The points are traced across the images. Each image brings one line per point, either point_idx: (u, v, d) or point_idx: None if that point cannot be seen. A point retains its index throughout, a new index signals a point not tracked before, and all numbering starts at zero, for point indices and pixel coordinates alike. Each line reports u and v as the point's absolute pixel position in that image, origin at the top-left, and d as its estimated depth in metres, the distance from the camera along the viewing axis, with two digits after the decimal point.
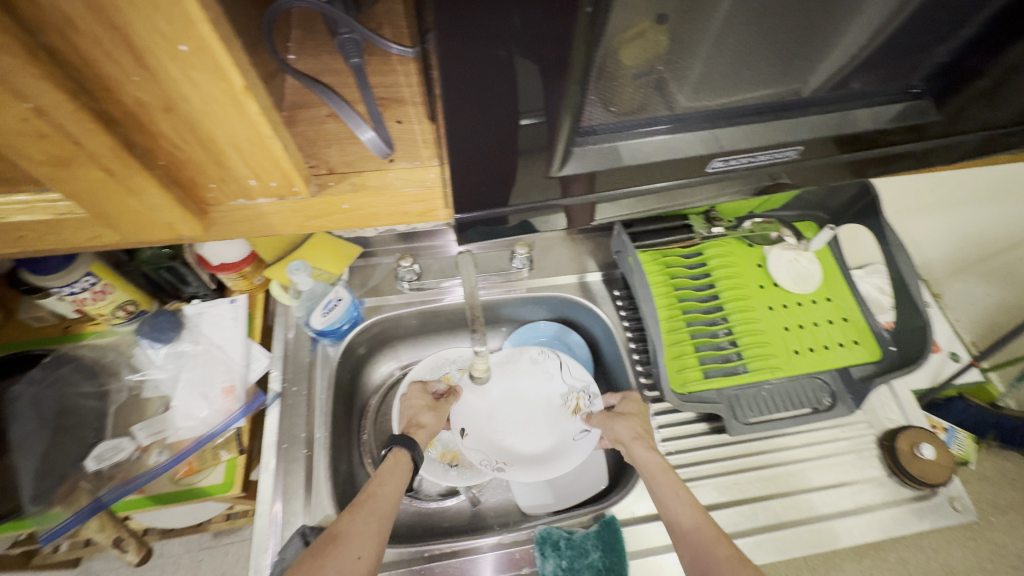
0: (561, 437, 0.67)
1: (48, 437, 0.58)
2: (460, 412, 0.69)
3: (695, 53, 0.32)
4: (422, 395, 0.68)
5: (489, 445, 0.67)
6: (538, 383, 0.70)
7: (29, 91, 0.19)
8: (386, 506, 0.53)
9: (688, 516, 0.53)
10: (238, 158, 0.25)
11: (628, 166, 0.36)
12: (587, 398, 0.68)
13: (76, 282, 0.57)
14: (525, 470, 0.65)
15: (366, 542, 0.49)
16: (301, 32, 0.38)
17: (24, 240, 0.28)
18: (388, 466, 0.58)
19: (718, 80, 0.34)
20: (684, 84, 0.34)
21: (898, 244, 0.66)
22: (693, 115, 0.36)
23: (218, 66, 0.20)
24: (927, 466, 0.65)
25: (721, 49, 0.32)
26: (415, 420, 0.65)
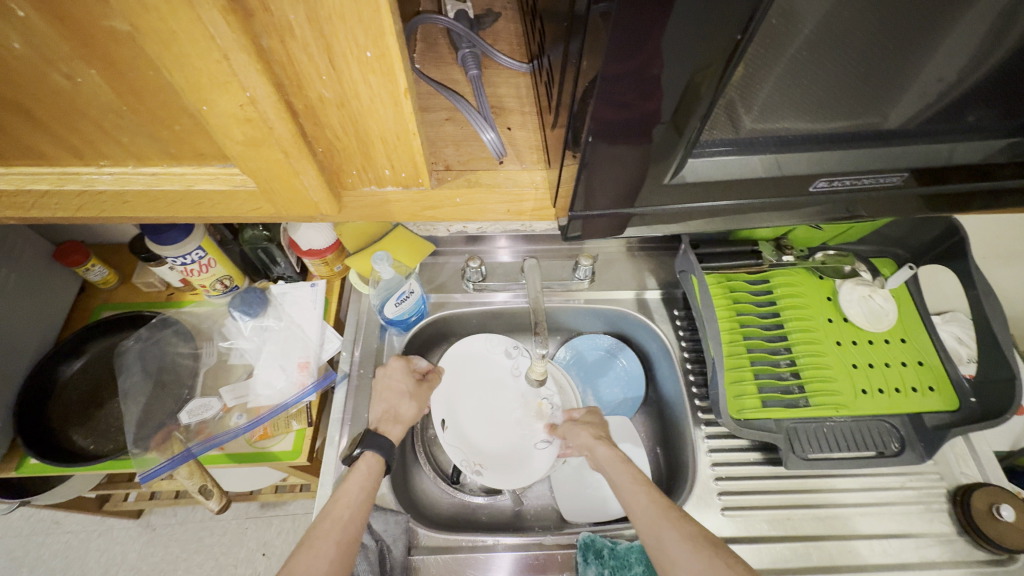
0: (523, 444, 0.68)
1: (150, 389, 0.66)
2: (440, 403, 0.69)
3: (766, 76, 0.30)
4: (403, 378, 0.65)
5: (466, 444, 0.67)
6: (506, 387, 0.72)
7: (248, 82, 0.23)
8: (352, 530, 0.52)
9: (642, 504, 0.53)
10: (382, 150, 0.29)
11: (694, 184, 0.35)
12: (551, 406, 0.70)
13: (189, 254, 0.63)
14: (500, 475, 0.66)
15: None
16: (424, 44, 0.44)
17: (200, 208, 0.33)
18: (357, 477, 0.56)
19: (788, 110, 0.32)
20: (752, 107, 0.32)
21: (988, 291, 0.62)
22: (760, 136, 0.34)
23: (391, 71, 0.24)
24: (1006, 530, 0.61)
25: (793, 80, 0.30)
26: (392, 411, 0.63)
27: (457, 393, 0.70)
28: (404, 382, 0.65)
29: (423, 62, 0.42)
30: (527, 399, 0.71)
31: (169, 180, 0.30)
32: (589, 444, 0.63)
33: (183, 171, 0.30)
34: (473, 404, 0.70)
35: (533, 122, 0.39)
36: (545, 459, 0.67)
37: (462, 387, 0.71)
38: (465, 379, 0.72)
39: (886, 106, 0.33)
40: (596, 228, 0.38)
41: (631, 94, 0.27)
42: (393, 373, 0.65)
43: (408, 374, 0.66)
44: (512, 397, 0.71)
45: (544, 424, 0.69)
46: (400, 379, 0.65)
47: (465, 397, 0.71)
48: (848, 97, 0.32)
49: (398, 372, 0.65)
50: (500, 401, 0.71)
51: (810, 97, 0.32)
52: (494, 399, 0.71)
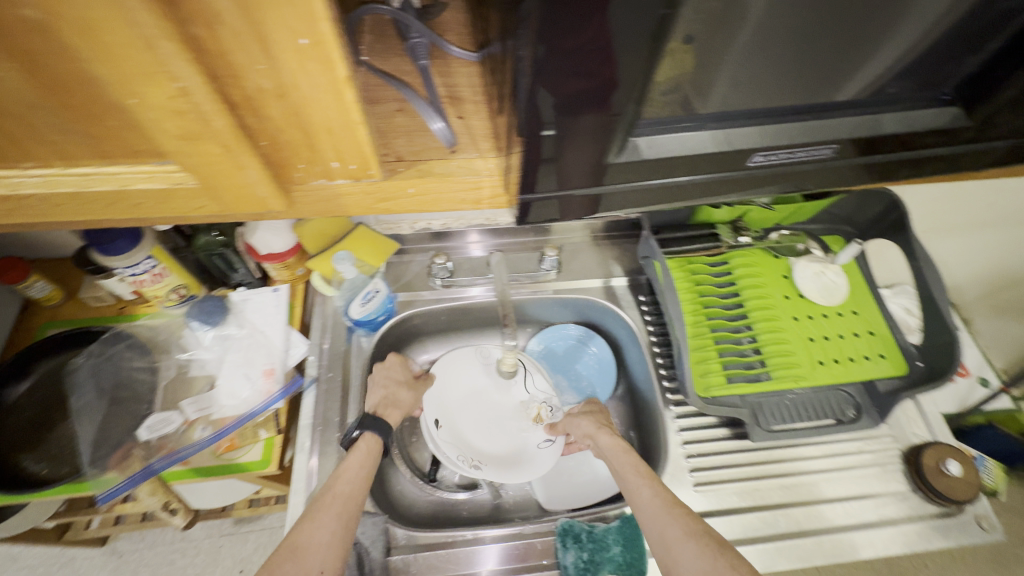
0: (524, 443, 0.69)
1: (105, 407, 0.63)
2: (434, 404, 0.69)
3: (716, 69, 0.32)
4: (401, 370, 0.68)
5: (461, 443, 0.67)
6: (501, 391, 0.72)
7: (178, 73, 0.22)
8: (351, 505, 0.53)
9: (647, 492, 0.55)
10: (328, 142, 0.29)
11: (649, 161, 0.36)
12: (548, 408, 0.71)
13: (139, 264, 0.61)
14: (500, 470, 0.65)
15: (328, 553, 0.49)
16: (372, 36, 0.43)
17: (139, 208, 0.31)
18: (356, 457, 0.58)
19: (739, 95, 0.34)
20: (707, 98, 0.34)
21: (927, 260, 0.66)
22: (719, 115, 0.35)
23: (329, 59, 0.23)
24: (954, 483, 0.65)
25: (744, 70, 0.32)
26: (390, 398, 0.65)
27: (448, 395, 0.71)
28: (402, 374, 0.69)
29: (370, 54, 0.42)
30: (522, 404, 0.71)
31: (102, 179, 0.29)
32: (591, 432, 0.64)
33: (116, 170, 0.28)
34: (468, 406, 0.71)
35: (485, 112, 0.39)
36: (548, 457, 0.68)
37: (455, 392, 0.71)
38: (455, 384, 0.72)
39: (824, 86, 0.34)
40: (552, 209, 0.39)
41: (571, 66, 0.27)
42: (392, 367, 0.68)
43: (406, 368, 0.70)
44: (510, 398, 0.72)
45: (542, 426, 0.70)
46: (399, 372, 0.68)
47: (458, 400, 0.71)
48: (791, 79, 0.33)
49: (398, 368, 0.68)
50: (496, 405, 0.71)
51: (759, 80, 0.33)
52: (490, 401, 0.71)
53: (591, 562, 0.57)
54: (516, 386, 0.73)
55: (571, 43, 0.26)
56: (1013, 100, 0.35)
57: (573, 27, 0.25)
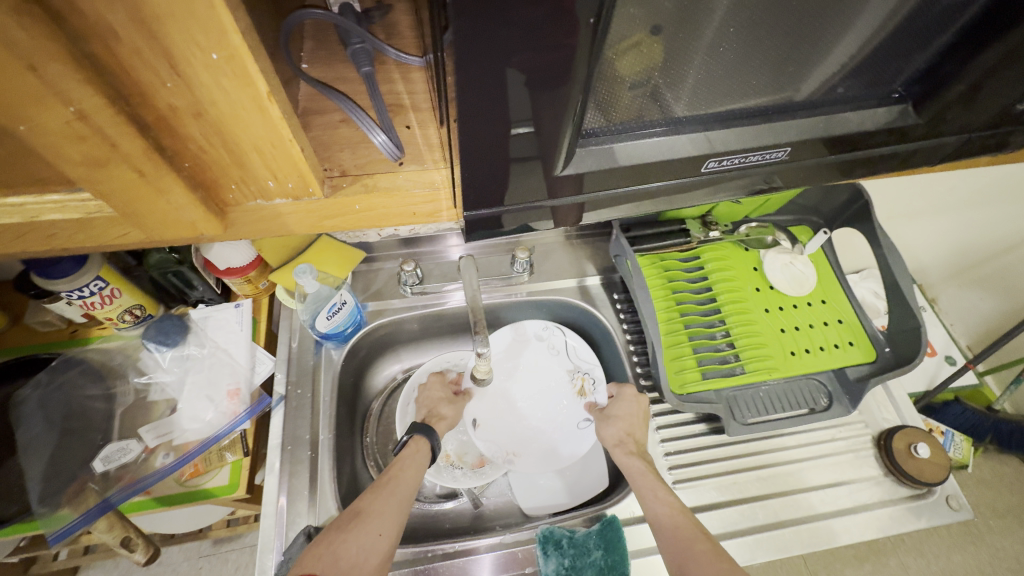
0: (566, 423, 0.69)
1: (55, 439, 0.59)
2: (477, 403, 0.70)
3: (691, 63, 0.31)
4: (440, 388, 0.70)
5: (498, 436, 0.69)
6: (544, 367, 0.72)
7: (72, 96, 0.20)
8: (407, 489, 0.55)
9: (666, 514, 0.54)
10: (259, 161, 0.27)
11: (621, 168, 0.35)
12: (591, 380, 0.71)
13: (86, 286, 0.57)
14: (536, 460, 0.67)
15: (387, 522, 0.50)
16: (313, 42, 0.41)
17: (54, 240, 0.29)
18: (407, 453, 0.60)
19: (714, 93, 0.34)
20: (680, 92, 0.33)
21: (890, 248, 0.67)
22: (692, 119, 0.35)
23: (246, 74, 0.22)
24: (923, 465, 0.66)
25: (714, 66, 0.32)
26: (433, 412, 0.68)
27: (484, 395, 0.70)
28: (441, 392, 0.70)
29: (312, 62, 0.40)
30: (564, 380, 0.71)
31: (7, 211, 0.27)
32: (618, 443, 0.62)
33: (23, 201, 0.26)
34: (507, 391, 0.71)
35: (434, 119, 0.38)
36: (588, 437, 0.69)
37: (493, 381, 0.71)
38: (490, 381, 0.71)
39: (776, 82, 0.34)
40: (514, 219, 0.38)
41: (515, 73, 0.26)
42: (431, 387, 0.70)
43: (445, 387, 0.71)
44: (552, 374, 0.72)
45: (585, 401, 0.70)
46: (438, 389, 0.70)
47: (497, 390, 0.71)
48: (753, 75, 0.33)
49: (437, 387, 0.70)
50: (540, 383, 0.71)
51: (729, 78, 0.33)
52: (532, 381, 0.71)
53: (574, 569, 0.57)
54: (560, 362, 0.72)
55: (503, 37, 0.24)
56: (963, 96, 0.34)
57: (503, 17, 0.23)
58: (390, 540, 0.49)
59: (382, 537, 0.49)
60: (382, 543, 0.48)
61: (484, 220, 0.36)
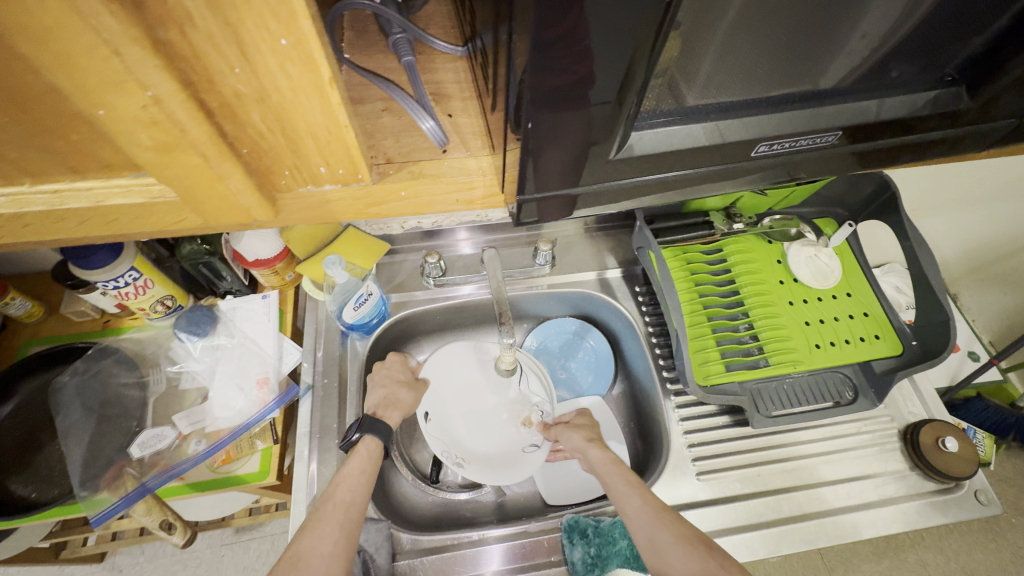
0: (516, 443, 0.67)
1: (93, 426, 0.61)
2: (433, 398, 0.69)
3: (705, 52, 0.31)
4: (401, 369, 0.68)
5: (451, 437, 0.67)
6: (502, 384, 0.69)
7: (150, 80, 0.21)
8: (354, 510, 0.54)
9: (634, 507, 0.54)
10: (314, 146, 0.28)
11: (638, 159, 0.35)
12: (541, 412, 0.69)
13: (121, 277, 0.58)
14: (480, 470, 0.65)
15: (329, 561, 0.49)
16: (353, 32, 0.42)
17: (116, 224, 0.30)
18: (358, 462, 0.58)
19: (729, 83, 0.33)
20: (693, 85, 0.33)
21: (919, 240, 0.66)
22: (703, 109, 0.34)
23: (311, 59, 0.22)
24: (951, 459, 0.66)
25: (731, 53, 0.31)
26: (390, 398, 0.65)
27: (444, 390, 0.69)
28: (402, 374, 0.68)
29: (353, 52, 0.40)
30: (517, 403, 0.68)
31: (74, 197, 0.27)
32: (581, 446, 0.64)
33: (89, 186, 0.27)
34: (467, 397, 0.69)
35: (475, 108, 0.38)
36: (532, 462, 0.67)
37: (454, 383, 0.70)
38: (454, 379, 0.70)
39: (813, 70, 0.34)
40: (535, 208, 0.37)
41: (571, 60, 0.26)
42: (391, 367, 0.68)
43: (407, 368, 0.69)
44: (511, 390, 0.69)
45: (536, 427, 0.68)
46: (400, 370, 0.68)
47: (457, 393, 0.69)
48: (784, 64, 0.33)
49: (398, 368, 0.68)
50: (495, 399, 0.69)
51: (745, 66, 0.32)
52: (492, 392, 0.69)
53: (599, 558, 0.57)
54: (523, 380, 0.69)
55: (571, 22, 0.24)
56: (1018, 81, 0.34)
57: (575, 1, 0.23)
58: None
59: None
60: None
61: (522, 207, 0.36)
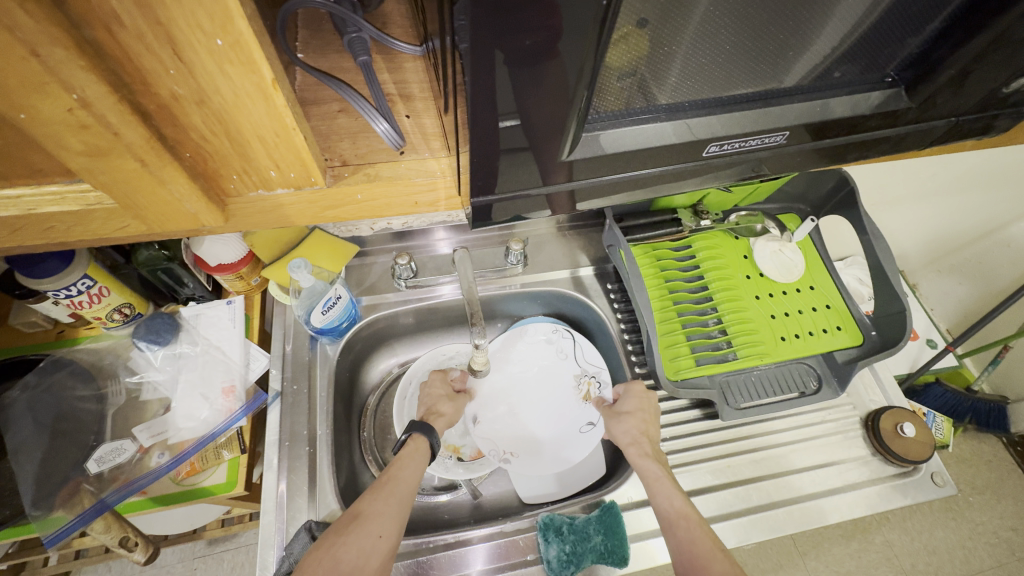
0: (569, 425, 0.70)
1: (46, 442, 0.58)
2: (478, 401, 0.71)
3: (671, 53, 0.31)
4: (441, 385, 0.68)
5: (498, 435, 0.69)
6: (549, 369, 0.72)
7: (75, 83, 0.20)
8: (407, 489, 0.54)
9: (676, 505, 0.55)
10: (262, 150, 0.27)
11: (612, 156, 0.35)
12: (598, 386, 0.71)
13: (73, 285, 0.55)
14: (533, 461, 0.68)
15: (387, 522, 0.50)
16: (308, 31, 0.41)
17: (50, 233, 0.28)
18: (406, 452, 0.58)
19: (686, 84, 0.34)
20: (664, 85, 0.33)
21: (876, 233, 0.69)
22: (676, 104, 0.35)
23: (251, 60, 0.22)
24: (909, 444, 0.68)
25: (696, 53, 0.32)
26: (432, 409, 0.65)
27: (486, 392, 0.71)
28: (442, 389, 0.68)
29: (307, 51, 0.39)
30: (568, 384, 0.71)
31: (1, 204, 0.26)
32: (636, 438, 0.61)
33: (17, 194, 0.26)
34: (512, 391, 0.71)
35: (435, 108, 0.38)
36: (590, 441, 0.69)
37: (497, 380, 0.72)
38: (496, 377, 0.72)
39: (764, 70, 0.35)
40: (510, 208, 0.37)
41: (526, 55, 0.26)
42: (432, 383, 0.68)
43: (447, 384, 0.69)
44: (556, 372, 0.72)
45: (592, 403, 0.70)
46: (440, 387, 0.68)
47: (500, 388, 0.72)
48: (737, 63, 0.33)
49: (438, 382, 0.68)
50: (543, 386, 0.72)
51: (700, 66, 0.33)
52: (539, 379, 0.72)
53: (574, 554, 0.57)
54: (568, 363, 0.72)
55: (518, 17, 0.24)
56: (952, 80, 0.35)
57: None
58: (391, 540, 0.49)
59: (381, 539, 0.48)
60: (381, 544, 0.48)
61: (480, 208, 0.36)
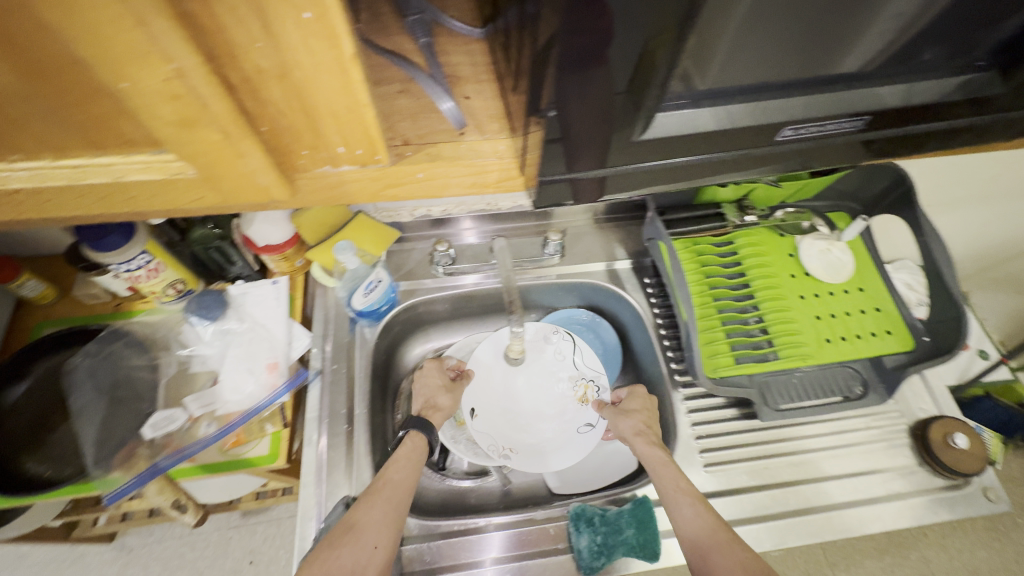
0: (566, 426, 0.68)
1: (105, 407, 0.62)
2: (478, 394, 0.70)
3: (720, 36, 0.28)
4: (438, 375, 0.69)
5: (496, 431, 0.68)
6: (548, 369, 0.70)
7: (173, 53, 0.21)
8: (403, 492, 0.54)
9: (688, 509, 0.53)
10: (333, 126, 0.28)
11: (651, 142, 0.33)
12: (596, 389, 0.69)
13: (133, 260, 0.58)
14: (532, 460, 0.66)
15: (381, 531, 0.50)
16: (371, 15, 0.42)
17: (134, 201, 0.30)
18: (404, 451, 0.59)
19: (740, 65, 0.30)
20: (706, 74, 0.30)
21: (934, 235, 0.66)
22: (720, 91, 0.32)
23: (333, 34, 0.22)
24: (960, 456, 0.65)
25: (749, 37, 0.29)
26: (431, 403, 0.67)
27: (484, 386, 0.70)
28: (439, 378, 0.69)
29: (370, 33, 0.41)
30: (566, 384, 0.70)
31: (94, 171, 0.27)
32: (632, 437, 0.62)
33: (109, 161, 0.27)
34: (506, 387, 0.70)
35: (491, 90, 0.38)
36: (588, 442, 0.67)
37: (492, 375, 0.70)
38: (491, 374, 0.70)
39: (833, 54, 0.31)
40: (544, 195, 0.37)
41: (601, 35, 0.25)
42: (429, 373, 0.69)
43: (443, 373, 0.70)
44: (552, 372, 0.70)
45: (590, 406, 0.69)
46: (436, 377, 0.69)
47: (495, 384, 0.70)
48: (802, 44, 0.30)
49: (435, 374, 0.69)
50: (537, 385, 0.70)
51: (762, 50, 0.30)
52: (534, 378, 0.70)
53: (605, 546, 0.57)
54: (565, 363, 0.71)
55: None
56: None
57: None
58: (386, 552, 0.49)
59: (377, 550, 0.49)
60: (378, 556, 0.48)
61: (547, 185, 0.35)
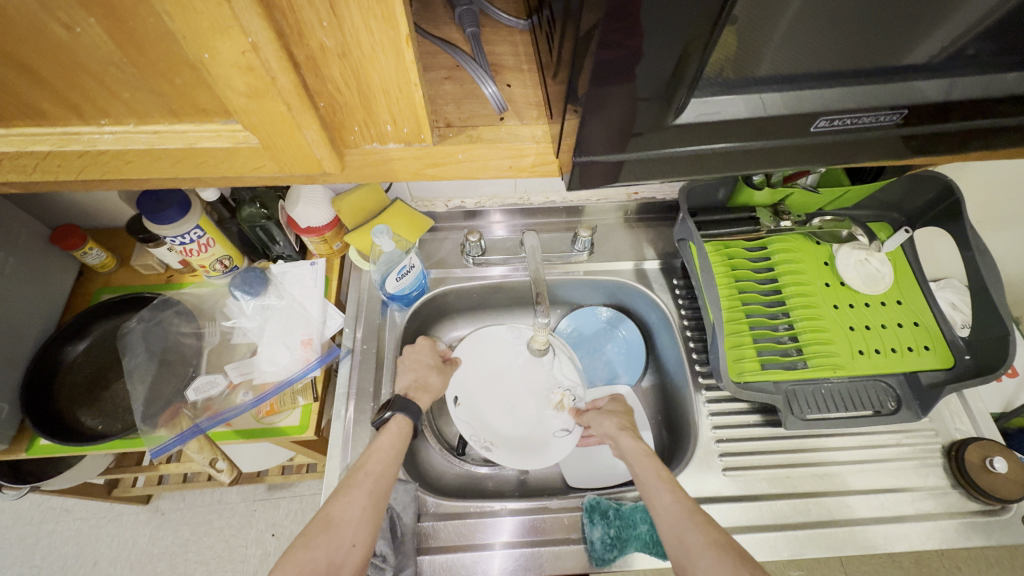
0: (543, 429, 0.70)
1: (154, 369, 0.66)
2: (463, 383, 0.72)
3: (774, 25, 0.29)
4: (430, 354, 0.70)
5: (479, 422, 0.70)
6: (530, 372, 0.73)
7: (251, 28, 0.23)
8: (385, 484, 0.55)
9: (666, 498, 0.54)
10: (384, 104, 0.30)
11: (681, 127, 0.33)
12: (572, 397, 0.71)
13: (187, 234, 0.62)
14: (511, 455, 0.68)
15: (357, 529, 0.51)
16: (423, 5, 0.44)
17: (201, 167, 0.33)
18: (389, 434, 0.60)
19: (782, 57, 0.31)
20: (760, 63, 0.31)
21: (981, 250, 0.63)
22: (762, 81, 0.32)
23: (391, 16, 0.24)
24: (999, 481, 0.62)
25: (797, 33, 0.30)
26: (421, 381, 0.67)
27: (472, 376, 0.73)
28: (430, 358, 0.70)
29: (420, 22, 0.43)
30: (545, 388, 0.72)
31: (172, 138, 0.30)
32: (614, 433, 0.64)
33: (185, 129, 0.30)
34: (491, 382, 0.72)
35: (532, 78, 0.39)
36: (564, 447, 0.69)
37: (479, 369, 0.73)
38: (479, 366, 0.73)
39: (877, 51, 0.31)
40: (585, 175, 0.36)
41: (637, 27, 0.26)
42: (422, 351, 0.69)
43: (435, 354, 0.71)
44: (533, 374, 0.73)
45: (566, 413, 0.70)
46: (429, 356, 0.69)
47: (481, 376, 0.73)
48: (850, 36, 0.30)
49: (427, 351, 0.70)
50: (516, 385, 0.72)
51: (805, 44, 0.30)
52: (516, 378, 0.72)
53: (618, 539, 0.58)
54: (546, 368, 0.73)
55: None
56: None
57: None
58: (363, 551, 0.50)
59: (354, 549, 0.50)
60: (354, 554, 0.49)
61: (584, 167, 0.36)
